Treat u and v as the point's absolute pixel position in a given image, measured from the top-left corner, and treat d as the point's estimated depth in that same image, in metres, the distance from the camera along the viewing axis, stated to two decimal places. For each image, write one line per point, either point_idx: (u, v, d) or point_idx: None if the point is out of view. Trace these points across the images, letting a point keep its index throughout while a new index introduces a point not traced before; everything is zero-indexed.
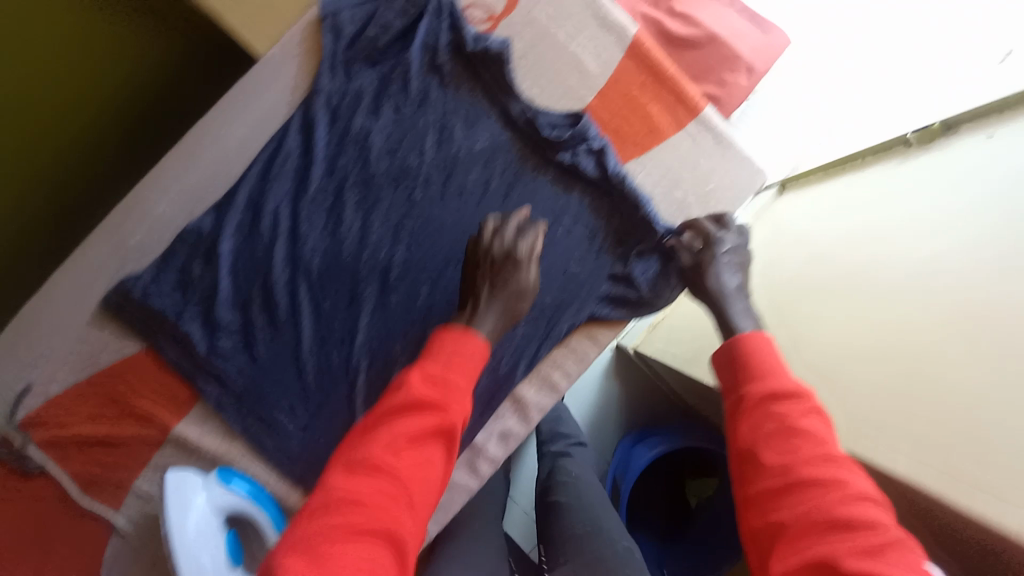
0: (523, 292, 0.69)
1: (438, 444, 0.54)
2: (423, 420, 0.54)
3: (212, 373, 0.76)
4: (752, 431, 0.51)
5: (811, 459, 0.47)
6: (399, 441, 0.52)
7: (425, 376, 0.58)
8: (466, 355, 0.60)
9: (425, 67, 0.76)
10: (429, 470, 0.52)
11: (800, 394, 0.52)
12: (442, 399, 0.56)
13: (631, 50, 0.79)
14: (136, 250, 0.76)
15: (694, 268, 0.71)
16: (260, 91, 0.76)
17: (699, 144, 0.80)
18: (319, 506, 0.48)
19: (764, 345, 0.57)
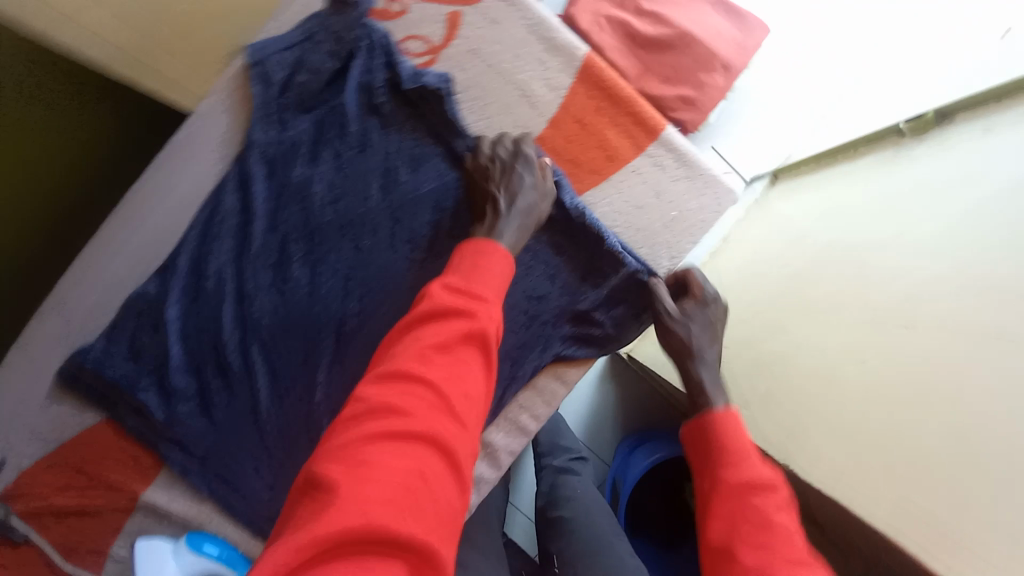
0: (538, 197, 0.70)
1: (471, 348, 0.55)
2: (452, 327, 0.56)
3: (173, 440, 0.76)
4: (728, 522, 0.55)
5: (782, 556, 0.51)
6: (428, 347, 0.54)
7: (450, 287, 0.59)
8: (491, 264, 0.62)
9: (363, 109, 0.72)
10: (464, 374, 0.54)
11: (770, 487, 0.57)
12: (471, 305, 0.57)
13: (583, 74, 0.74)
14: (89, 321, 0.76)
15: (677, 322, 0.71)
16: (194, 149, 0.73)
17: (661, 167, 0.76)
18: (356, 411, 0.50)
19: (736, 427, 0.63)
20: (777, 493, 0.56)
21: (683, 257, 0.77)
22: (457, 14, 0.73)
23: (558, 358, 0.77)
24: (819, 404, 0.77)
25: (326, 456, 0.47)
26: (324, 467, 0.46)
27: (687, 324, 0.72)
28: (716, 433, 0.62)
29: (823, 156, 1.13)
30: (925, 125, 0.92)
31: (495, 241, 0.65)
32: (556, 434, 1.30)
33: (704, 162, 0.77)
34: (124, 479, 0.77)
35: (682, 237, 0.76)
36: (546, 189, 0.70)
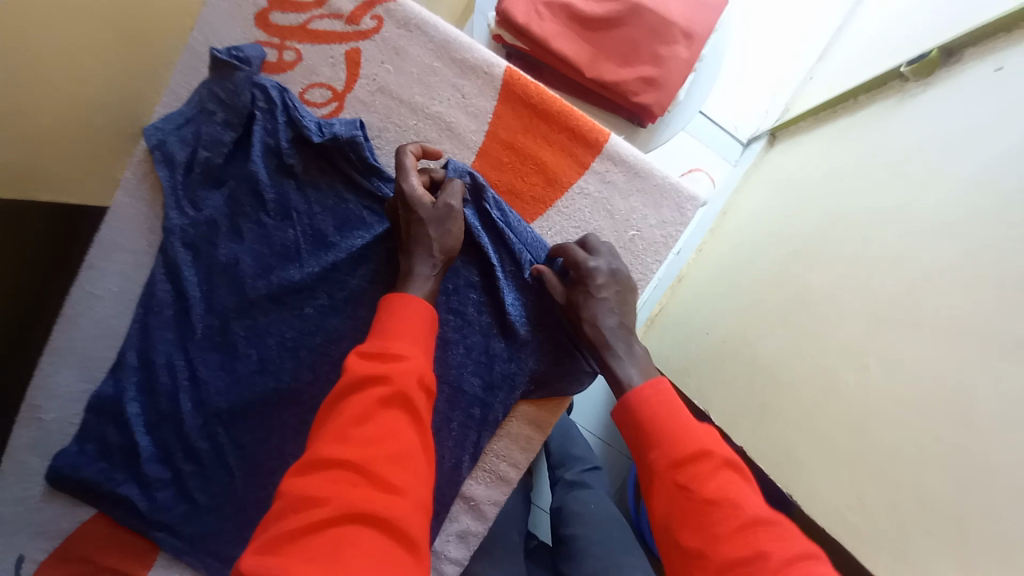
0: (427, 222, 0.62)
1: (396, 412, 0.49)
2: (371, 394, 0.49)
3: (161, 524, 0.73)
4: (663, 502, 0.50)
5: (726, 528, 0.46)
6: (347, 424, 0.47)
7: (366, 354, 0.52)
8: (409, 316, 0.56)
9: (276, 172, 0.67)
10: (393, 439, 0.47)
11: (700, 455, 0.51)
12: (389, 367, 0.51)
13: (504, 92, 0.68)
14: (58, 425, 0.75)
15: (567, 312, 0.64)
16: (121, 243, 0.73)
17: (609, 183, 0.69)
18: (277, 512, 0.43)
19: (664, 399, 0.56)
20: (709, 459, 0.51)
21: (651, 277, 0.70)
22: (355, 51, 0.69)
23: (526, 399, 0.71)
24: (823, 411, 0.68)
25: (250, 564, 0.40)
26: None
27: (587, 312, 0.63)
28: (637, 411, 0.56)
29: (821, 109, 1.02)
30: (929, 66, 0.74)
31: (407, 289, 0.58)
32: (568, 440, 1.14)
33: (658, 170, 0.69)
34: (122, 565, 0.76)
35: (645, 255, 0.69)
36: (444, 210, 0.62)
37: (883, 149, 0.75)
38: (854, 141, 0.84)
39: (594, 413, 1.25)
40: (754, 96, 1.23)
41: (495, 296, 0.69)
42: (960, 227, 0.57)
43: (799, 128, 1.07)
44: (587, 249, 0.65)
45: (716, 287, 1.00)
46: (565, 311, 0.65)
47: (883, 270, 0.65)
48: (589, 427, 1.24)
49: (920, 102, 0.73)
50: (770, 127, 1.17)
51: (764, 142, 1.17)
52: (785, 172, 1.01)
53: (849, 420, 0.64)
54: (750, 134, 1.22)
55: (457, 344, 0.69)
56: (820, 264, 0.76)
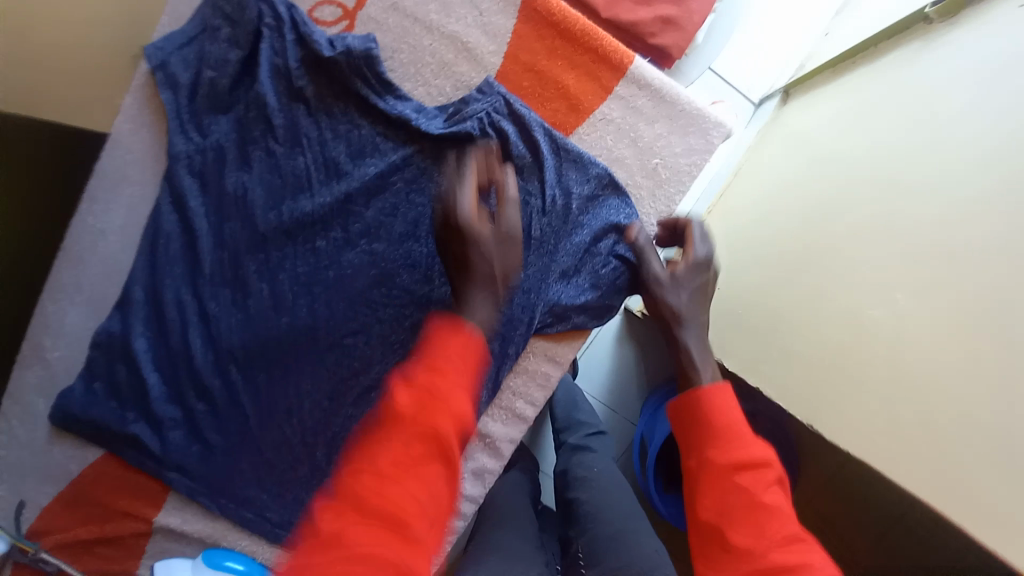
0: (491, 258, 0.56)
1: (427, 455, 0.40)
2: (405, 435, 0.40)
3: (174, 464, 0.74)
4: (715, 501, 0.48)
5: (775, 537, 0.45)
6: (380, 472, 0.39)
7: (406, 390, 0.42)
8: (459, 344, 0.45)
9: (285, 96, 0.64)
10: (432, 495, 0.40)
11: (763, 463, 0.48)
12: (429, 406, 0.41)
13: (524, 10, 0.65)
14: (63, 365, 0.74)
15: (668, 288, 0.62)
16: (124, 175, 0.69)
17: (634, 108, 0.66)
18: (302, 551, 0.38)
19: (724, 397, 0.54)
20: (768, 470, 0.48)
21: (674, 209, 0.69)
22: None
23: (542, 334, 0.69)
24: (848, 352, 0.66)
25: None
26: None
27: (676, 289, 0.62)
28: (693, 405, 0.54)
29: (841, 59, 0.96)
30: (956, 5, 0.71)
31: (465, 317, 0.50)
32: (574, 406, 1.11)
33: (684, 95, 0.67)
34: (132, 508, 0.77)
35: (670, 185, 0.67)
36: (503, 237, 0.57)
37: (902, 91, 0.71)
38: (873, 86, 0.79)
39: (601, 380, 1.21)
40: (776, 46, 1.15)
41: (521, 220, 0.66)
42: (987, 162, 0.56)
43: (816, 82, 1.00)
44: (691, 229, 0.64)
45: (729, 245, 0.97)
46: (665, 293, 0.62)
47: (905, 209, 0.62)
48: (595, 395, 1.22)
49: (946, 38, 0.69)
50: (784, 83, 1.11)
51: (778, 98, 1.11)
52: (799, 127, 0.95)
53: (881, 367, 0.61)
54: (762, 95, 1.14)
55: None
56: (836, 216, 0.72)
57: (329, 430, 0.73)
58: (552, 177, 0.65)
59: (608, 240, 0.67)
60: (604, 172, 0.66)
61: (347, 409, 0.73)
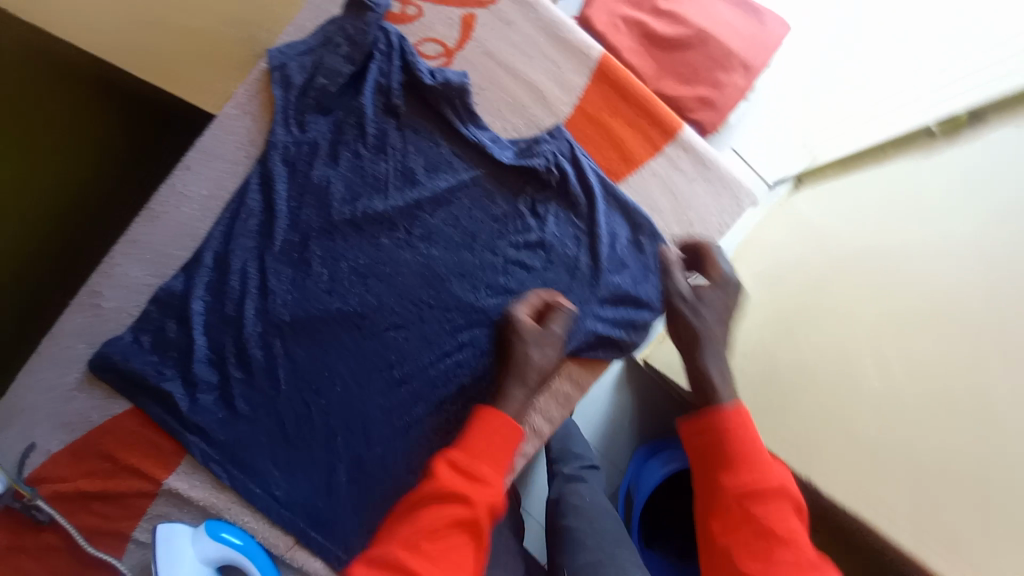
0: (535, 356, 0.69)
1: (459, 535, 0.57)
2: (448, 512, 0.58)
3: (195, 428, 0.77)
4: (723, 526, 0.56)
5: (779, 558, 0.52)
6: (420, 534, 0.56)
7: (452, 466, 0.61)
8: (495, 445, 0.63)
9: (381, 109, 0.74)
10: (454, 557, 0.56)
11: (773, 493, 0.56)
12: (469, 489, 0.59)
13: (597, 74, 0.76)
14: (113, 313, 0.78)
15: (689, 304, 0.69)
16: (222, 151, 0.76)
17: (676, 167, 0.76)
18: None
19: (744, 427, 0.60)
20: (780, 501, 0.55)
21: (700, 259, 0.77)
22: (470, 17, 0.76)
23: (572, 358, 0.76)
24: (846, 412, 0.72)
25: None
26: None
27: (704, 308, 0.68)
28: (712, 436, 0.60)
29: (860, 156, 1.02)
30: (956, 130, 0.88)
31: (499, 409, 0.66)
32: (568, 438, 1.07)
33: (722, 164, 0.76)
34: (146, 467, 0.79)
35: (700, 239, 0.76)
36: (546, 352, 0.70)
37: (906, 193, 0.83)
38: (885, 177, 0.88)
39: (596, 423, 1.20)
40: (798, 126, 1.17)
41: (570, 254, 0.74)
42: None
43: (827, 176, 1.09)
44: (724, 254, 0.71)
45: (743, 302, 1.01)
46: (686, 311, 0.69)
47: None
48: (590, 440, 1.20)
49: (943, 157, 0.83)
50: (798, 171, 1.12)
51: (790, 184, 1.13)
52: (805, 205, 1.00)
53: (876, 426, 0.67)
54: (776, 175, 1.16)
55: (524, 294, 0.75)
56: (838, 291, 0.77)
57: (352, 416, 0.76)
58: (603, 228, 0.74)
59: (645, 283, 0.74)
60: (648, 220, 0.75)
61: (373, 399, 0.76)
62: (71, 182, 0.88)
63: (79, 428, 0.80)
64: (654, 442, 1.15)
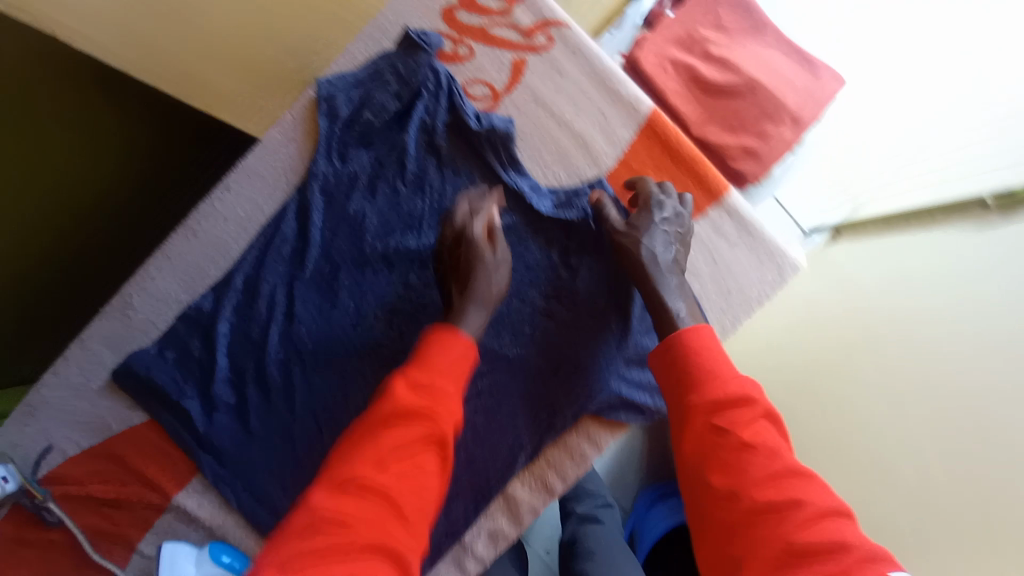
0: (490, 271, 0.65)
1: (426, 449, 0.52)
2: (413, 429, 0.52)
3: (209, 446, 0.77)
4: (697, 437, 0.54)
5: (760, 475, 0.49)
6: (382, 453, 0.50)
7: (411, 384, 0.54)
8: (455, 358, 0.57)
9: (423, 147, 0.74)
10: (422, 478, 0.50)
11: (739, 404, 0.54)
12: (428, 404, 0.53)
13: (644, 129, 0.74)
14: (141, 325, 0.79)
15: (630, 235, 0.67)
16: (263, 176, 0.77)
17: (719, 231, 0.73)
18: (301, 527, 0.46)
19: (711, 347, 0.59)
20: (752, 407, 0.53)
21: (736, 327, 0.73)
22: (521, 61, 0.76)
23: (592, 415, 0.74)
24: None
25: None
26: None
27: (647, 233, 0.67)
28: (679, 361, 0.59)
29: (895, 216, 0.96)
30: None
31: (460, 330, 0.60)
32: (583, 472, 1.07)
33: (767, 231, 0.74)
34: (157, 480, 0.79)
35: (738, 308, 0.72)
36: (500, 258, 0.67)
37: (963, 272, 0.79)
38: (918, 241, 0.84)
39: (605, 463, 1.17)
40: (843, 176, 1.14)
41: (600, 310, 0.73)
42: None
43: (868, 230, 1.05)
44: (659, 188, 0.71)
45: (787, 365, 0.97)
46: (628, 239, 0.67)
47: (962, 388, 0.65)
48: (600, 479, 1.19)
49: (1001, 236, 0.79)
50: (835, 223, 1.10)
51: (827, 234, 1.10)
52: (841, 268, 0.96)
53: None
54: (811, 225, 1.13)
55: (550, 346, 0.73)
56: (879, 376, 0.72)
57: None
58: (639, 290, 0.73)
59: None
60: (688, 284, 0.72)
61: None
62: (95, 187, 0.90)
63: (97, 434, 0.80)
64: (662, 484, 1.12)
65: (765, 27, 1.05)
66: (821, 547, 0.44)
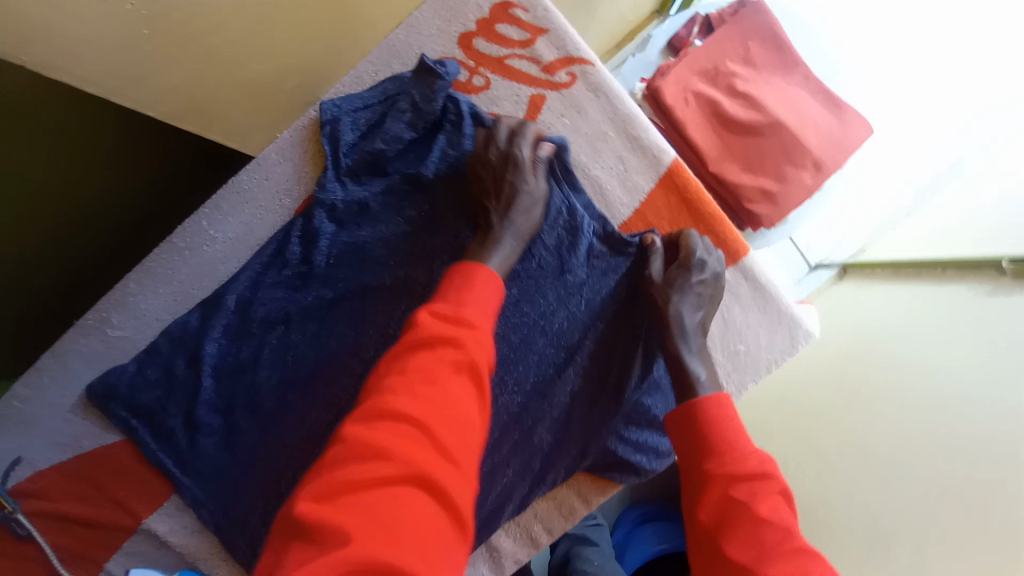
0: (524, 207, 0.65)
1: (460, 379, 0.48)
2: (443, 355, 0.49)
3: (189, 470, 0.72)
4: (714, 506, 0.52)
5: (781, 551, 0.48)
6: (414, 382, 0.47)
7: (437, 313, 0.52)
8: (484, 285, 0.55)
9: (444, 180, 0.70)
10: (457, 406, 0.47)
11: (761, 477, 0.52)
12: (460, 332, 0.51)
13: (663, 180, 0.71)
14: (119, 343, 0.77)
15: (660, 287, 0.65)
16: (266, 197, 0.76)
17: (734, 294, 0.70)
18: (339, 455, 0.43)
19: (728, 415, 0.57)
20: (770, 482, 0.52)
21: (740, 394, 0.70)
22: (540, 98, 0.73)
23: (586, 470, 0.71)
24: None
25: (305, 510, 0.39)
26: (302, 525, 0.39)
27: (679, 291, 0.65)
28: (700, 423, 0.57)
29: (902, 265, 0.97)
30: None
31: (483, 261, 0.60)
32: None
33: (782, 296, 0.71)
34: (128, 503, 0.75)
35: (745, 373, 0.69)
36: (535, 194, 0.66)
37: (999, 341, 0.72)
38: (928, 298, 0.85)
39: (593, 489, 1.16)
40: (856, 217, 1.13)
41: (602, 364, 0.70)
42: None
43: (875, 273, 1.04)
44: (703, 244, 0.68)
45: (792, 414, 0.94)
46: (657, 288, 0.66)
47: None
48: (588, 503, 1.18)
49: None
50: (843, 259, 1.11)
51: (834, 271, 1.12)
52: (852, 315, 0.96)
53: None
54: (818, 258, 1.14)
55: (552, 398, 0.70)
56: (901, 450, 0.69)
57: None
58: (640, 357, 0.70)
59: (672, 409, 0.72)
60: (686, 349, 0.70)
61: None
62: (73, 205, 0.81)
63: (68, 450, 0.77)
64: (648, 505, 1.08)
65: (795, 64, 1.01)
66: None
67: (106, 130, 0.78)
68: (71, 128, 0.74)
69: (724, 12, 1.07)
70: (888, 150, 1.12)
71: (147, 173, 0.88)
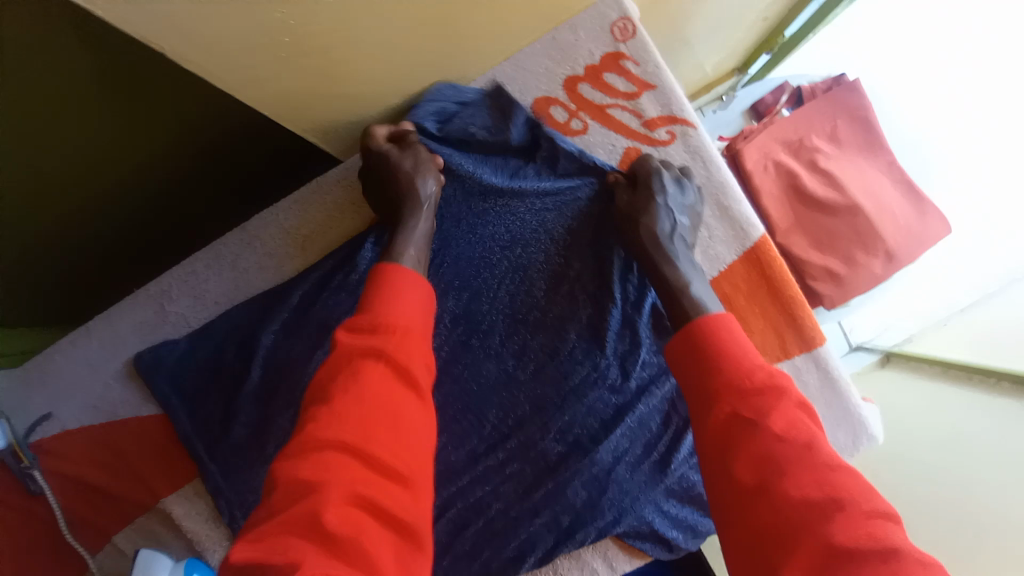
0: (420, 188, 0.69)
1: (396, 392, 0.49)
2: (370, 370, 0.49)
3: (218, 457, 0.71)
4: (720, 427, 0.48)
5: (797, 466, 0.43)
6: (341, 407, 0.47)
7: (355, 328, 0.52)
8: (410, 290, 0.57)
9: (526, 214, 0.74)
10: (396, 424, 0.48)
11: (767, 389, 0.48)
12: (385, 342, 0.51)
13: (749, 253, 0.71)
14: (173, 319, 0.78)
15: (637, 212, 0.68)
16: (349, 202, 0.78)
17: (802, 381, 0.68)
18: (274, 496, 0.43)
19: (726, 331, 0.53)
20: (778, 393, 0.47)
21: None
22: (635, 149, 0.77)
23: (616, 535, 0.69)
24: None
25: (242, 554, 0.40)
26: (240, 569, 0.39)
27: (648, 211, 0.67)
28: (697, 349, 0.53)
29: (952, 365, 0.95)
30: None
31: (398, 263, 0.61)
32: None
33: (853, 394, 0.69)
34: (150, 480, 0.74)
35: None
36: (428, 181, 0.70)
37: None
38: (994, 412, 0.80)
39: None
40: (911, 308, 1.11)
41: (651, 427, 0.69)
42: None
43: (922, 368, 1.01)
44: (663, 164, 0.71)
45: None
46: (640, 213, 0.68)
47: None
48: None
49: None
50: (887, 346, 1.11)
51: (876, 356, 1.11)
52: (906, 413, 0.92)
53: None
54: (861, 341, 1.13)
55: (595, 456, 0.67)
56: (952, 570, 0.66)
57: None
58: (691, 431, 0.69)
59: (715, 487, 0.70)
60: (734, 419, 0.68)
61: None
62: (108, 177, 0.76)
63: (102, 414, 0.77)
64: None
65: (883, 149, 0.99)
66: (874, 552, 0.37)
67: (168, 118, 0.74)
68: (136, 112, 0.71)
69: (816, 87, 1.08)
70: (958, 245, 1.09)
71: (197, 163, 0.83)
